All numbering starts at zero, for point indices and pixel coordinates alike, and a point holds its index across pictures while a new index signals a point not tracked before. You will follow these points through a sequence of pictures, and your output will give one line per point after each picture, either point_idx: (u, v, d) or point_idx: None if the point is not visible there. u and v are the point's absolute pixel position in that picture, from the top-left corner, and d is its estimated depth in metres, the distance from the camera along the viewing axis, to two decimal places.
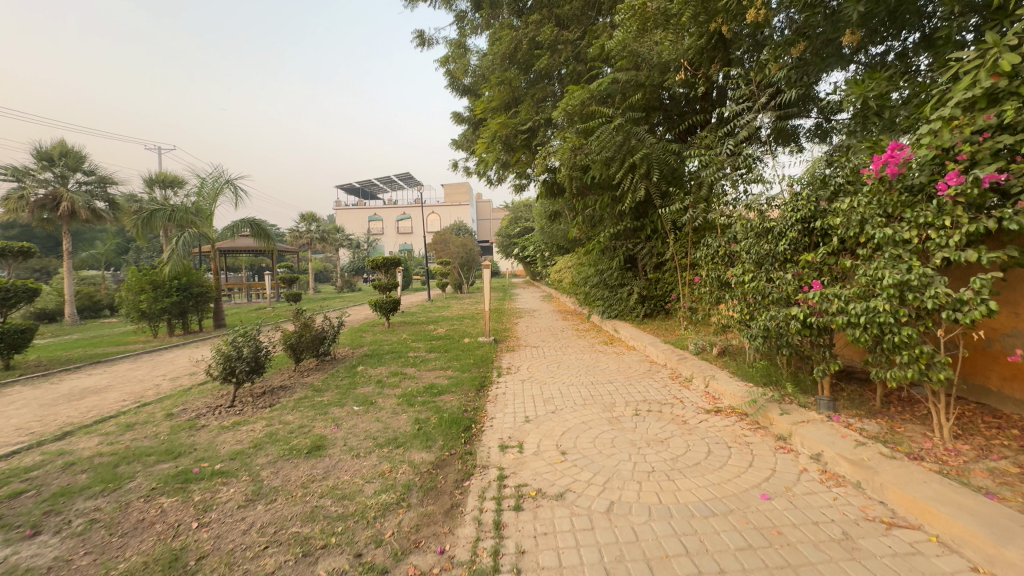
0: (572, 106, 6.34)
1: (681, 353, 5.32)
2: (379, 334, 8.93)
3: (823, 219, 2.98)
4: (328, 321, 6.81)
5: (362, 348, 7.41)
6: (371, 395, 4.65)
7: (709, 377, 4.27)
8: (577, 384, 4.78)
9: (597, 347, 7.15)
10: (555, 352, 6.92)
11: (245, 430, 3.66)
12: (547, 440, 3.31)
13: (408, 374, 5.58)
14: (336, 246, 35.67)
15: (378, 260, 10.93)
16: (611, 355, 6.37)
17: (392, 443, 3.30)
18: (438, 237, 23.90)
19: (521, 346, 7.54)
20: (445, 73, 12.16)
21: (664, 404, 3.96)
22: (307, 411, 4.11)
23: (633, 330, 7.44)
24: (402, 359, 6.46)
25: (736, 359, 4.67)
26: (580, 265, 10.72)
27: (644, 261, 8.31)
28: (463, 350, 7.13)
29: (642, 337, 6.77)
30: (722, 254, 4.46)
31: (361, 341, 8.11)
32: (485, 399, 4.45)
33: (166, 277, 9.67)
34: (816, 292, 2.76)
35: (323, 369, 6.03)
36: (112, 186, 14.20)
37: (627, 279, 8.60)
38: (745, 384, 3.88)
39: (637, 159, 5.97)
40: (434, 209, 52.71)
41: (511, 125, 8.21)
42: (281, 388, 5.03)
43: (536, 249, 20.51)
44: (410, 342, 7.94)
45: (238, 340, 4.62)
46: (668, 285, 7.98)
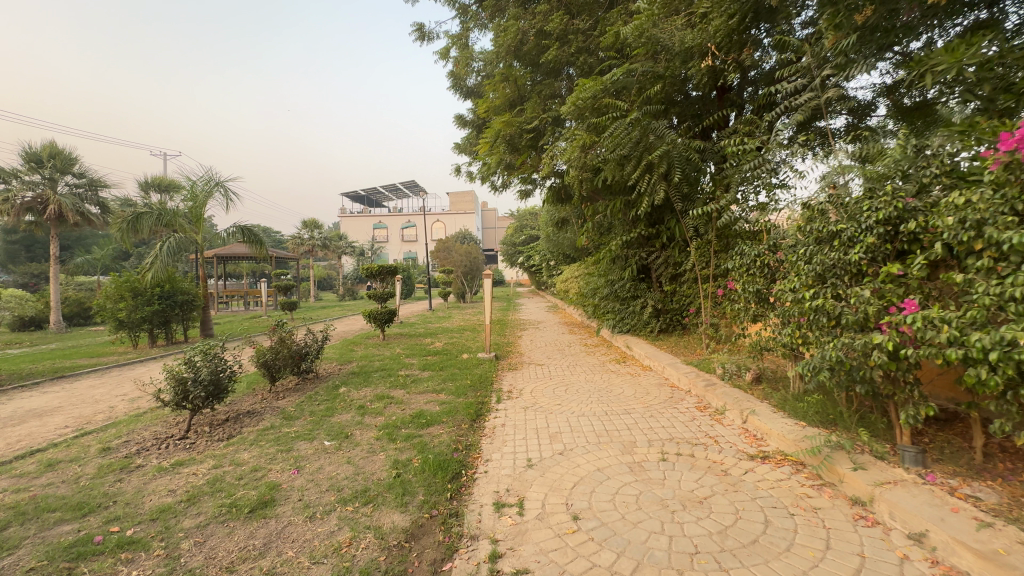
0: (583, 100, 5.75)
1: (708, 377, 4.63)
2: (371, 348, 8.27)
3: (914, 220, 2.30)
4: (312, 334, 6.16)
5: (350, 364, 6.77)
6: (348, 426, 3.98)
7: (747, 411, 3.57)
8: (588, 414, 4.09)
9: (607, 366, 6.48)
10: (561, 372, 6.24)
11: (185, 474, 3.01)
12: (554, 496, 2.63)
13: (396, 397, 4.91)
14: (339, 254, 35.22)
15: (373, 269, 10.23)
16: (623, 376, 5.70)
17: (360, 498, 2.63)
18: (442, 246, 23.42)
19: (524, 363, 6.87)
20: (449, 74, 11.69)
21: (695, 446, 3.26)
22: (267, 447, 3.45)
23: (647, 348, 6.76)
24: (391, 379, 5.79)
25: (777, 388, 3.96)
26: (588, 275, 10.07)
27: (660, 271, 7.62)
28: (460, 368, 6.45)
29: (658, 356, 6.09)
30: (762, 264, 3.79)
31: (350, 356, 7.46)
32: (480, 432, 3.78)
33: (148, 284, 9.11)
34: (916, 316, 2.08)
35: (301, 389, 5.37)
36: (104, 189, 13.75)
37: (641, 291, 7.90)
38: (796, 424, 3.18)
39: (655, 157, 5.33)
40: (439, 217, 52.31)
41: (516, 123, 7.61)
42: (247, 414, 4.38)
43: (542, 258, 19.91)
44: (404, 358, 7.28)
45: (196, 360, 4.00)
46: (685, 298, 7.29)
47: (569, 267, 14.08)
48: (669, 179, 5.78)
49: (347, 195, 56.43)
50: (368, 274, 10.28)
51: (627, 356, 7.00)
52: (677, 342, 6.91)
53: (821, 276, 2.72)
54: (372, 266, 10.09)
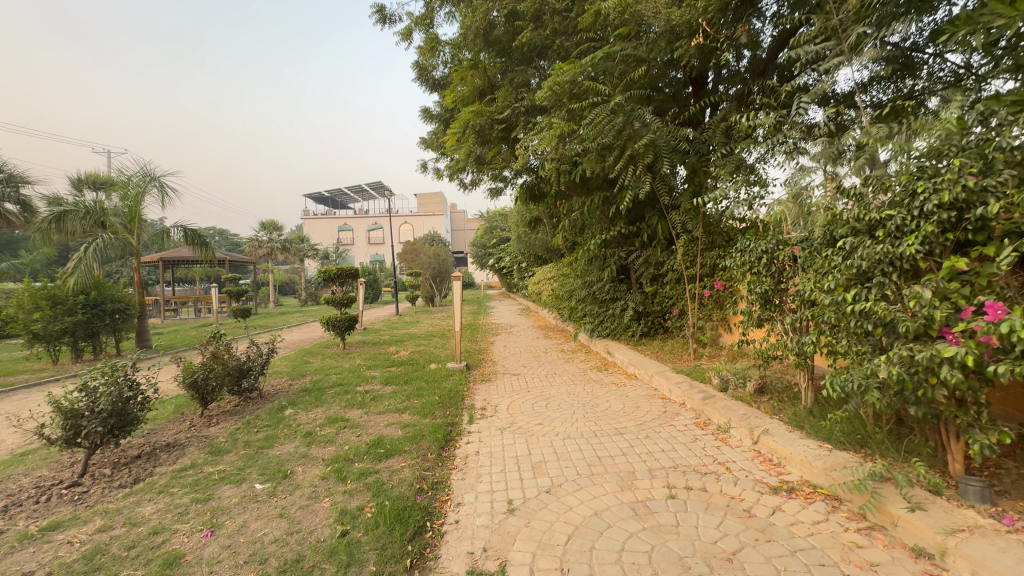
0: (561, 84, 5.24)
1: (703, 388, 4.17)
2: (327, 359, 7.48)
3: (988, 202, 1.85)
4: (255, 348, 5.37)
5: (302, 380, 6.01)
6: (289, 460, 3.30)
7: (759, 431, 3.10)
8: (575, 437, 3.54)
9: (587, 374, 5.99)
10: (539, 383, 5.70)
11: (57, 542, 2.28)
12: (546, 559, 2.05)
13: (351, 420, 4.22)
14: (301, 257, 33.69)
15: (331, 272, 9.12)
16: (607, 386, 5.21)
17: (289, 572, 1.98)
18: (409, 248, 22.61)
19: (498, 373, 6.30)
20: (414, 64, 11.06)
21: (705, 476, 2.76)
22: (179, 498, 2.75)
23: (629, 353, 6.32)
24: (348, 397, 5.08)
25: (785, 401, 3.53)
26: (563, 276, 9.60)
27: (641, 271, 7.19)
28: (427, 381, 5.80)
29: (643, 362, 5.63)
30: (769, 261, 3.35)
31: (303, 370, 6.68)
32: (450, 465, 3.17)
33: (69, 291, 8.03)
34: (1006, 323, 1.62)
35: (238, 412, 4.60)
36: (28, 186, 12.34)
37: (620, 294, 7.45)
38: (820, 447, 2.72)
39: (639, 146, 4.87)
40: (407, 219, 51.12)
41: (486, 113, 7.03)
42: (165, 448, 3.62)
43: (513, 260, 19.43)
44: (365, 370, 6.57)
45: (96, 386, 3.24)
46: (667, 299, 6.90)
47: (541, 268, 13.63)
48: (654, 171, 5.34)
49: (310, 196, 54.39)
50: (325, 277, 9.15)
51: (608, 363, 6.53)
52: (662, 347, 6.47)
53: (862, 272, 2.26)
54: (330, 269, 9.02)
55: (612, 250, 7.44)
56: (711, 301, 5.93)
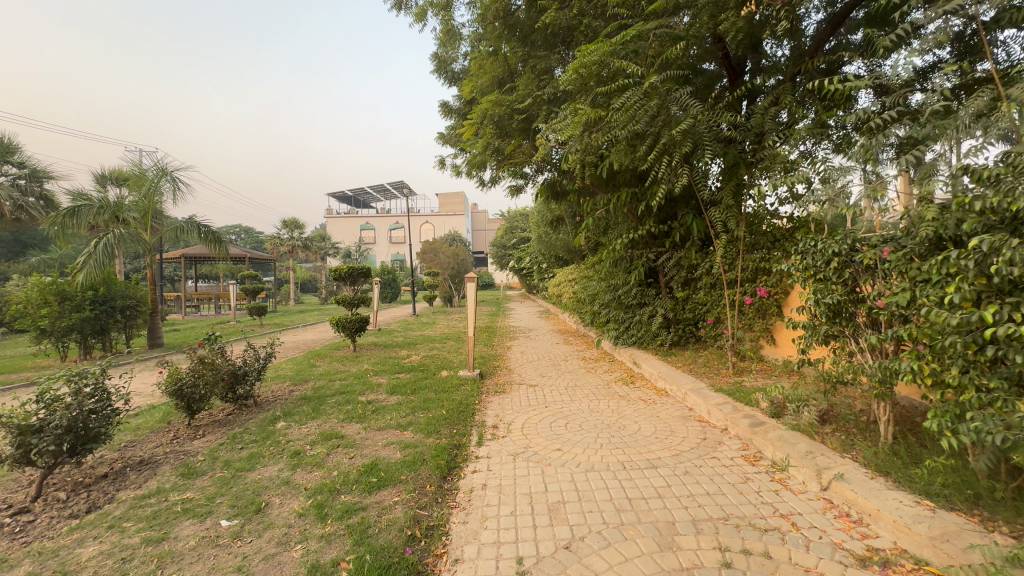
0: (587, 66, 4.72)
1: (750, 413, 3.59)
2: (334, 363, 7.10)
3: None
4: (252, 352, 4.98)
5: (303, 386, 5.62)
6: (267, 488, 2.85)
7: (831, 475, 2.51)
8: (601, 470, 3.00)
9: (610, 387, 5.44)
10: (557, 396, 5.17)
11: None
12: None
13: (346, 438, 3.76)
14: (322, 255, 33.85)
15: (342, 270, 8.59)
16: (635, 404, 4.64)
17: None
18: (428, 248, 22.41)
19: (513, 384, 5.78)
20: (434, 56, 10.67)
21: (767, 536, 2.19)
22: (129, 536, 2.32)
23: (658, 365, 5.74)
24: (348, 408, 4.64)
25: (857, 434, 2.92)
26: (586, 279, 9.05)
27: (672, 275, 6.59)
28: (436, 391, 5.32)
29: (676, 377, 5.05)
30: (842, 266, 2.77)
31: (307, 374, 6.31)
32: (452, 502, 2.68)
33: (78, 286, 7.86)
34: None
35: (227, 424, 4.20)
36: (50, 181, 12.41)
37: (649, 299, 6.84)
38: (919, 505, 2.13)
39: (676, 134, 4.32)
40: (428, 218, 51.07)
41: (505, 102, 6.53)
42: (137, 467, 3.23)
43: (533, 261, 18.91)
44: (372, 377, 6.16)
45: (58, 398, 2.87)
46: (701, 305, 6.29)
47: (562, 270, 13.09)
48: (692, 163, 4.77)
49: (334, 195, 54.90)
50: (335, 276, 8.65)
51: (635, 375, 5.95)
52: (696, 359, 5.86)
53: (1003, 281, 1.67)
54: (340, 268, 8.51)
55: (640, 251, 6.85)
56: (752, 310, 5.31)
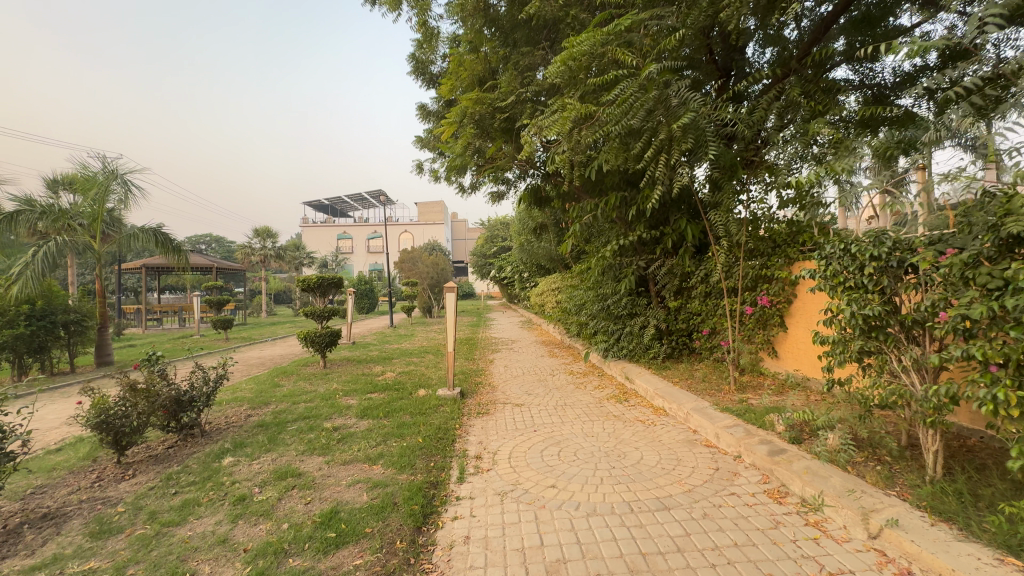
0: (578, 57, 4.33)
1: (767, 438, 3.19)
2: (301, 382, 6.49)
3: None
4: (201, 374, 4.38)
5: (262, 411, 5.01)
6: (196, 551, 2.30)
7: (882, 521, 2.10)
8: (605, 513, 2.55)
9: (603, 406, 5.00)
10: (546, 417, 4.71)
11: None
12: None
13: (305, 476, 3.21)
14: (297, 265, 32.82)
15: (311, 280, 7.82)
16: (632, 426, 4.21)
17: None
18: (407, 257, 21.82)
19: (497, 403, 5.29)
20: (411, 57, 10.25)
21: None
22: None
23: (653, 381, 5.33)
24: (311, 437, 4.08)
25: (898, 466, 2.54)
26: (571, 288, 8.66)
27: (664, 283, 6.25)
28: (411, 414, 4.80)
29: (675, 394, 4.66)
30: (883, 273, 2.41)
31: (269, 396, 5.69)
32: (426, 567, 2.16)
33: (11, 299, 7.04)
34: None
35: (164, 461, 3.60)
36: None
37: (640, 309, 6.47)
38: (1007, 565, 1.72)
39: (676, 130, 3.96)
40: (407, 227, 50.29)
41: (487, 100, 6.12)
42: (36, 525, 2.62)
43: (515, 270, 18.51)
44: (342, 397, 5.58)
45: None
46: (695, 315, 5.95)
47: (545, 279, 12.70)
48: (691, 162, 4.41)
49: (310, 203, 53.64)
50: (303, 286, 7.90)
51: (628, 392, 5.52)
52: (692, 373, 5.48)
53: None
54: (309, 278, 7.74)
55: (629, 258, 6.50)
56: (752, 320, 4.99)
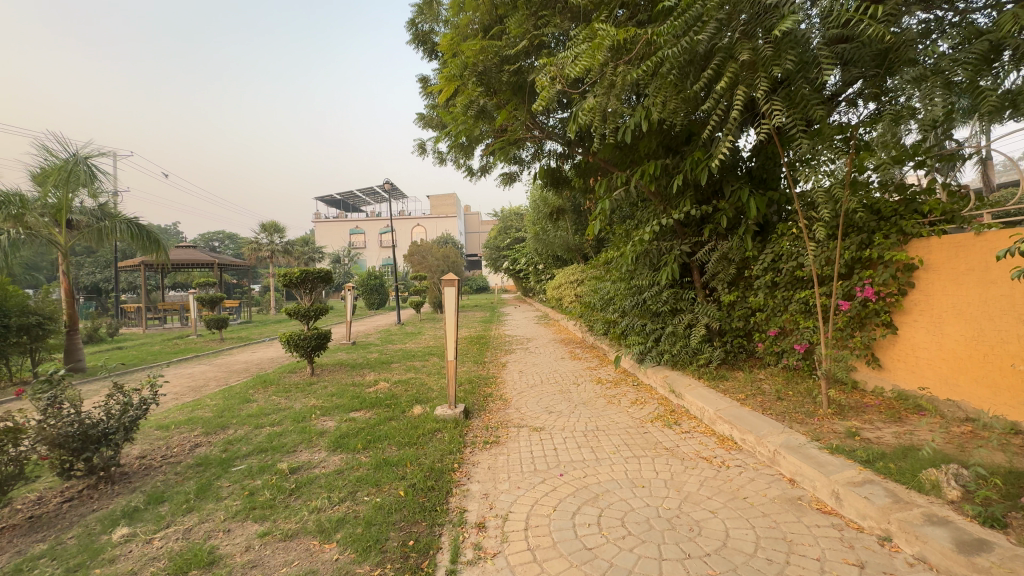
0: None
1: (939, 516, 1.98)
2: (276, 396, 5.45)
3: None
4: (119, 399, 3.34)
5: (212, 441, 3.95)
6: None
7: None
8: None
9: (647, 432, 3.83)
10: (577, 447, 3.57)
11: None
12: None
13: (216, 568, 2.13)
14: (307, 260, 32.16)
15: (292, 275, 6.70)
16: (695, 467, 3.05)
17: None
18: (417, 249, 20.83)
19: (509, 426, 4.16)
20: (411, 22, 9.01)
21: None
22: None
23: (709, 396, 4.13)
24: (255, 486, 2.99)
25: None
26: (596, 280, 7.47)
27: (716, 273, 5.05)
28: (398, 446, 3.69)
29: (749, 417, 3.47)
30: None
31: (231, 416, 4.64)
32: None
33: None
34: None
35: (41, 528, 2.57)
36: None
37: (685, 305, 5.26)
38: None
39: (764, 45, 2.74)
40: (419, 221, 49.35)
41: (494, 47, 4.94)
42: None
43: (530, 262, 17.37)
44: (317, 419, 4.50)
45: None
46: (758, 313, 4.74)
47: (563, 269, 11.50)
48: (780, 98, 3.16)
49: (321, 198, 53.03)
50: (284, 281, 6.78)
51: (675, 409, 4.32)
52: (762, 388, 4.27)
53: None
54: (290, 271, 6.64)
55: (669, 243, 5.32)
56: (846, 319, 3.77)
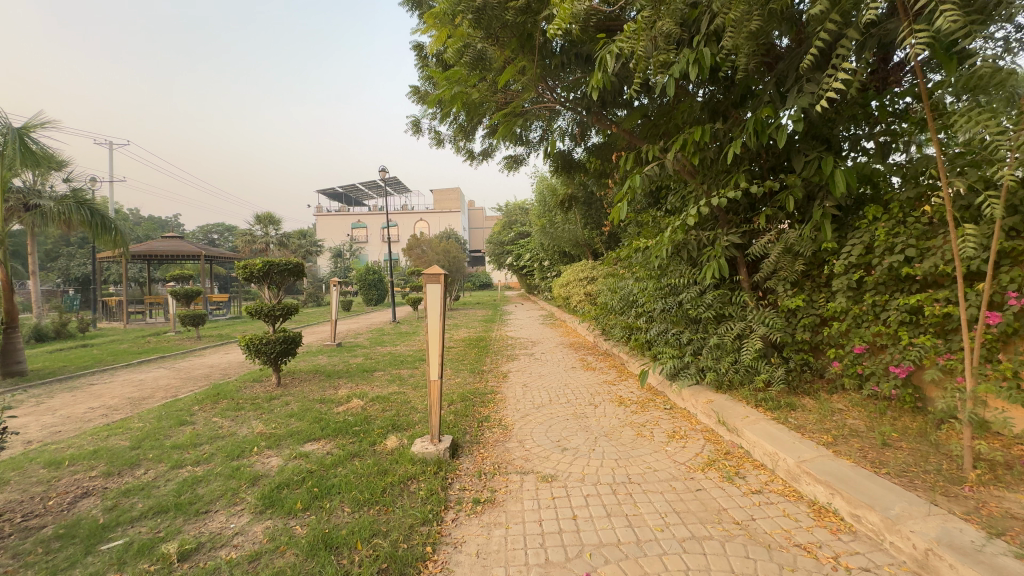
0: None
1: None
2: (221, 416, 4.39)
3: None
4: None
5: (101, 492, 2.89)
6: None
7: None
8: None
9: (702, 490, 2.75)
10: (606, 515, 2.50)
11: None
12: None
13: None
14: (304, 253, 31.15)
15: (253, 267, 5.61)
16: (797, 569, 1.96)
17: None
18: (416, 242, 19.81)
19: (510, 473, 3.08)
20: None
21: None
22: None
23: (779, 436, 3.04)
24: None
25: None
26: (615, 277, 6.40)
27: (775, 270, 4.00)
28: (353, 506, 2.63)
29: (858, 479, 2.42)
30: None
31: (150, 446, 3.59)
32: None
33: None
34: None
35: None
36: None
37: (735, 311, 4.18)
38: None
39: None
40: (421, 215, 48.27)
41: None
42: None
43: (535, 257, 16.31)
44: (259, 455, 3.44)
45: None
46: (835, 323, 3.66)
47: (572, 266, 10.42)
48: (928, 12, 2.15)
49: (323, 191, 52.16)
50: (244, 275, 5.69)
51: (731, 451, 3.24)
52: (850, 426, 3.17)
53: None
54: (250, 262, 5.58)
55: (713, 233, 4.25)
56: (991, 336, 2.66)
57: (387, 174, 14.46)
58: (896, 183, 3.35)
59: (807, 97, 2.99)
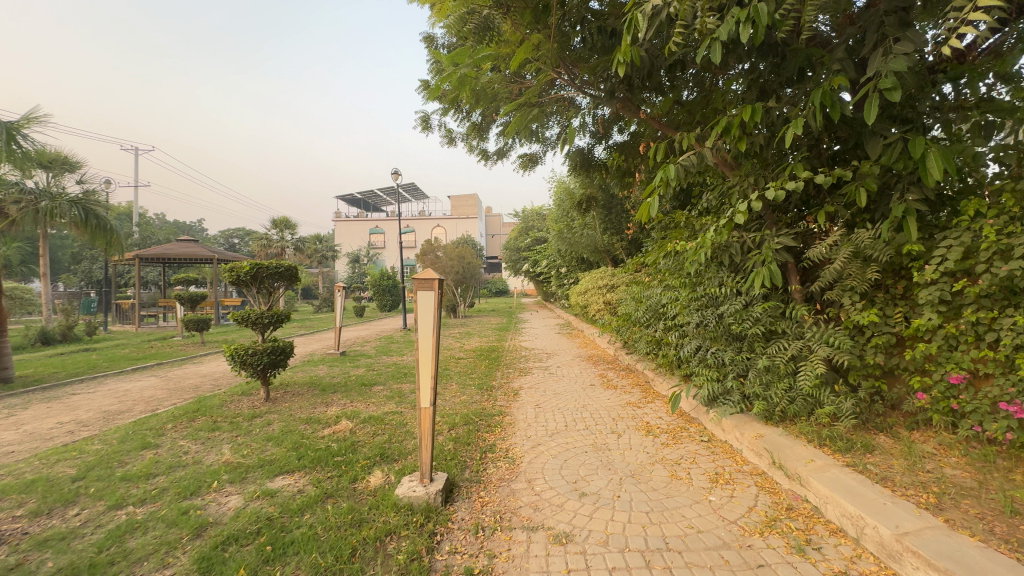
0: None
1: None
2: (191, 438, 3.87)
3: None
4: None
5: (13, 541, 2.36)
6: None
7: None
8: None
9: (767, 566, 2.08)
10: None
11: None
12: None
13: None
14: (320, 258, 31.09)
15: (240, 270, 5.13)
16: None
17: None
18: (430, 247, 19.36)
19: (515, 530, 2.45)
20: None
21: None
22: None
23: (862, 493, 2.36)
24: None
25: None
26: (641, 284, 5.73)
27: (838, 279, 3.31)
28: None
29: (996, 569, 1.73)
30: None
31: (96, 478, 3.07)
32: None
33: None
34: None
35: None
36: None
37: (788, 327, 3.50)
38: None
39: None
40: (438, 221, 48.04)
41: None
42: None
43: (552, 264, 15.66)
44: (216, 493, 2.88)
45: None
46: (920, 344, 2.96)
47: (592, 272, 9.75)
48: None
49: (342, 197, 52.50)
50: (231, 277, 5.20)
51: (794, 507, 2.56)
52: (954, 480, 2.46)
53: None
54: (237, 265, 5.10)
55: (763, 234, 3.57)
56: None
57: (400, 176, 14.01)
58: (1003, 171, 2.67)
59: (902, 59, 2.30)
